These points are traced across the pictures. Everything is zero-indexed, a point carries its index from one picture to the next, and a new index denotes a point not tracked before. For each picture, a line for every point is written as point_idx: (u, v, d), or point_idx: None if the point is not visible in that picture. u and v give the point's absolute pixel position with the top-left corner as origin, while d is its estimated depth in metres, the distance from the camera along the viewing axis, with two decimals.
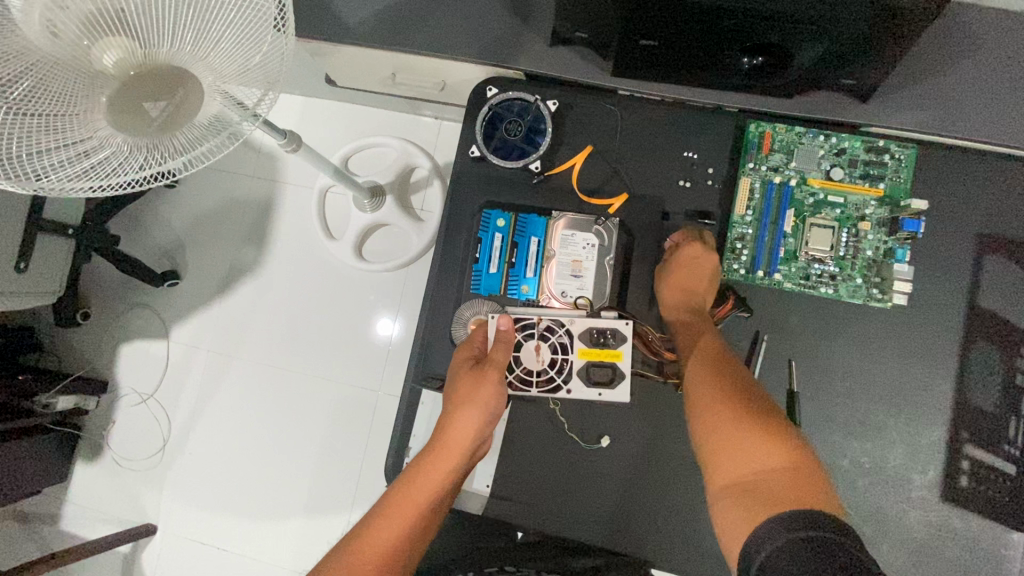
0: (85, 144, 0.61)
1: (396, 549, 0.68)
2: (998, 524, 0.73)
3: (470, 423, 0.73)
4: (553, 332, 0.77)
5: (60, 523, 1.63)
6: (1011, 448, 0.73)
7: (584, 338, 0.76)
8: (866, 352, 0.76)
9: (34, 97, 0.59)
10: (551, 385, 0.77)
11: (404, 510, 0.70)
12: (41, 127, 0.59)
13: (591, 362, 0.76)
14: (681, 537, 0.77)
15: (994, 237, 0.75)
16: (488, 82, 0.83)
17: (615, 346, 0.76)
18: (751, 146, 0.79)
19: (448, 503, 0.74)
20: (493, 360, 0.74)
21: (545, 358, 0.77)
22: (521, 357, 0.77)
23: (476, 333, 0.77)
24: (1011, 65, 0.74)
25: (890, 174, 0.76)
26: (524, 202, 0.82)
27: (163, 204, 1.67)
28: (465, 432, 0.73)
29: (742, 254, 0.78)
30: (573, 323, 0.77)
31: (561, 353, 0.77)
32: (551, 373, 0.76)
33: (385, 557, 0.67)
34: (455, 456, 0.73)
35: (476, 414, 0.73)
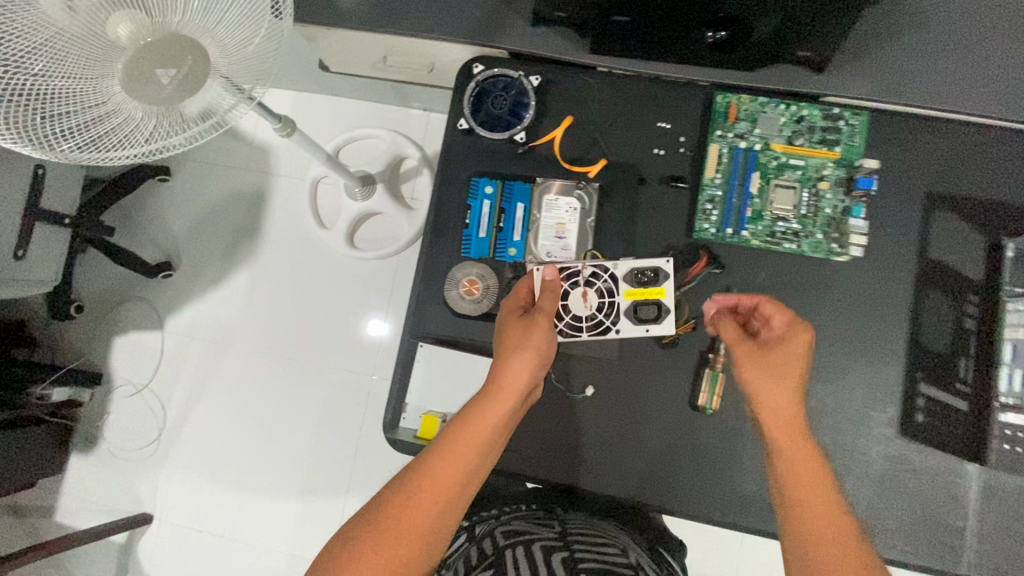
0: (98, 116, 0.69)
1: (454, 489, 0.64)
2: (951, 456, 0.79)
3: (525, 367, 0.71)
4: (597, 277, 0.81)
5: (55, 515, 1.62)
6: (963, 386, 0.80)
7: (629, 279, 0.81)
8: (827, 302, 0.82)
9: (52, 72, 0.65)
10: (600, 327, 0.81)
11: (464, 448, 0.66)
12: (57, 100, 0.66)
13: (638, 302, 0.81)
14: (663, 479, 0.83)
15: (943, 193, 0.82)
16: (474, 61, 0.90)
17: (658, 283, 0.80)
18: (718, 116, 0.85)
19: (498, 450, 0.71)
20: (542, 307, 0.76)
21: (592, 303, 0.81)
22: (568, 304, 0.81)
23: (522, 285, 0.80)
24: (959, 34, 0.80)
25: (845, 139, 0.83)
26: (510, 172, 0.88)
27: (154, 196, 1.68)
28: (520, 375, 0.71)
29: (712, 215, 0.84)
30: (617, 265, 0.81)
31: (607, 296, 0.81)
32: (600, 315, 0.81)
33: (444, 496, 0.64)
34: (511, 398, 0.70)
35: (530, 358, 0.71)
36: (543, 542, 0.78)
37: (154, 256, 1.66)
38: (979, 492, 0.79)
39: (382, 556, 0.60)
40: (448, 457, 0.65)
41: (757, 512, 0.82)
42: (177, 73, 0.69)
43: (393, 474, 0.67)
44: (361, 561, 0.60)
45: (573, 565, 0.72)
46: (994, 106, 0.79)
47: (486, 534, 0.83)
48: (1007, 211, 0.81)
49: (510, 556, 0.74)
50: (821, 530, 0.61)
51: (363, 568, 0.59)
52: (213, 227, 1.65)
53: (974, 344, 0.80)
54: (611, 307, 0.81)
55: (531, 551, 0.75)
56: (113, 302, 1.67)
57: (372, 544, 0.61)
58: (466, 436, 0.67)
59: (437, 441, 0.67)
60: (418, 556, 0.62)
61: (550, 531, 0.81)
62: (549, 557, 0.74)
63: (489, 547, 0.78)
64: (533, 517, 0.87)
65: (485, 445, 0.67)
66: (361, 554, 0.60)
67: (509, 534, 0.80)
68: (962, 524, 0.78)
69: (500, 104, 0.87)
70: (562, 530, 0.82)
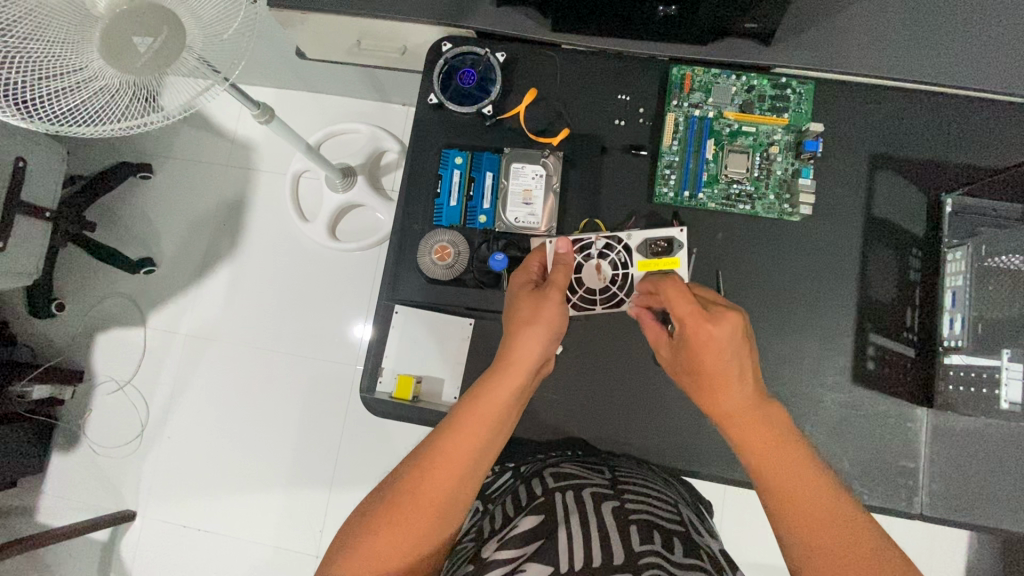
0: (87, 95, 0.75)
1: (470, 463, 0.65)
2: (903, 401, 0.83)
3: (534, 342, 0.73)
4: (610, 249, 0.86)
5: (35, 515, 1.59)
6: (909, 334, 0.84)
7: (641, 250, 0.85)
8: (782, 259, 0.87)
9: (47, 56, 0.72)
10: (613, 298, 0.86)
11: (478, 422, 0.67)
12: (51, 79, 0.73)
13: (652, 272, 0.85)
14: (631, 431, 0.86)
15: (884, 155, 0.87)
16: (442, 40, 0.94)
17: (672, 254, 0.85)
18: (674, 87, 0.90)
19: (510, 426, 0.73)
20: (553, 281, 0.78)
21: (606, 275, 0.85)
22: (582, 278, 0.86)
23: (533, 259, 0.82)
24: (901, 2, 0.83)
25: (793, 106, 0.88)
26: (477, 143, 0.93)
27: (135, 193, 1.69)
28: (530, 349, 0.73)
29: (670, 179, 0.89)
30: (630, 237, 0.85)
31: (621, 268, 0.85)
32: (612, 288, 0.86)
33: (460, 471, 0.64)
34: (522, 372, 0.72)
35: (540, 333, 0.74)
36: (595, 488, 0.74)
37: (136, 252, 1.66)
38: (930, 435, 0.82)
39: (400, 530, 0.60)
40: (463, 431, 0.66)
41: (722, 462, 0.85)
42: (153, 43, 0.74)
43: (408, 451, 0.67)
44: (381, 532, 0.60)
45: (624, 517, 0.69)
46: (937, 70, 0.83)
47: (534, 474, 0.81)
48: (944, 169, 0.87)
49: (560, 500, 0.72)
50: (797, 492, 0.62)
51: (384, 538, 0.60)
52: (195, 222, 1.66)
53: (918, 294, 0.85)
54: (623, 279, 0.86)
55: (582, 497, 0.72)
56: (94, 299, 1.66)
57: (391, 519, 0.61)
58: (481, 407, 0.68)
59: (452, 417, 0.68)
60: (436, 528, 0.62)
61: (601, 478, 0.78)
62: (599, 505, 0.71)
63: (539, 489, 0.76)
64: (587, 463, 0.83)
65: (499, 418, 0.69)
66: (383, 525, 0.60)
67: (560, 476, 0.77)
68: (915, 466, 0.82)
69: (468, 80, 0.92)
70: (613, 477, 0.79)
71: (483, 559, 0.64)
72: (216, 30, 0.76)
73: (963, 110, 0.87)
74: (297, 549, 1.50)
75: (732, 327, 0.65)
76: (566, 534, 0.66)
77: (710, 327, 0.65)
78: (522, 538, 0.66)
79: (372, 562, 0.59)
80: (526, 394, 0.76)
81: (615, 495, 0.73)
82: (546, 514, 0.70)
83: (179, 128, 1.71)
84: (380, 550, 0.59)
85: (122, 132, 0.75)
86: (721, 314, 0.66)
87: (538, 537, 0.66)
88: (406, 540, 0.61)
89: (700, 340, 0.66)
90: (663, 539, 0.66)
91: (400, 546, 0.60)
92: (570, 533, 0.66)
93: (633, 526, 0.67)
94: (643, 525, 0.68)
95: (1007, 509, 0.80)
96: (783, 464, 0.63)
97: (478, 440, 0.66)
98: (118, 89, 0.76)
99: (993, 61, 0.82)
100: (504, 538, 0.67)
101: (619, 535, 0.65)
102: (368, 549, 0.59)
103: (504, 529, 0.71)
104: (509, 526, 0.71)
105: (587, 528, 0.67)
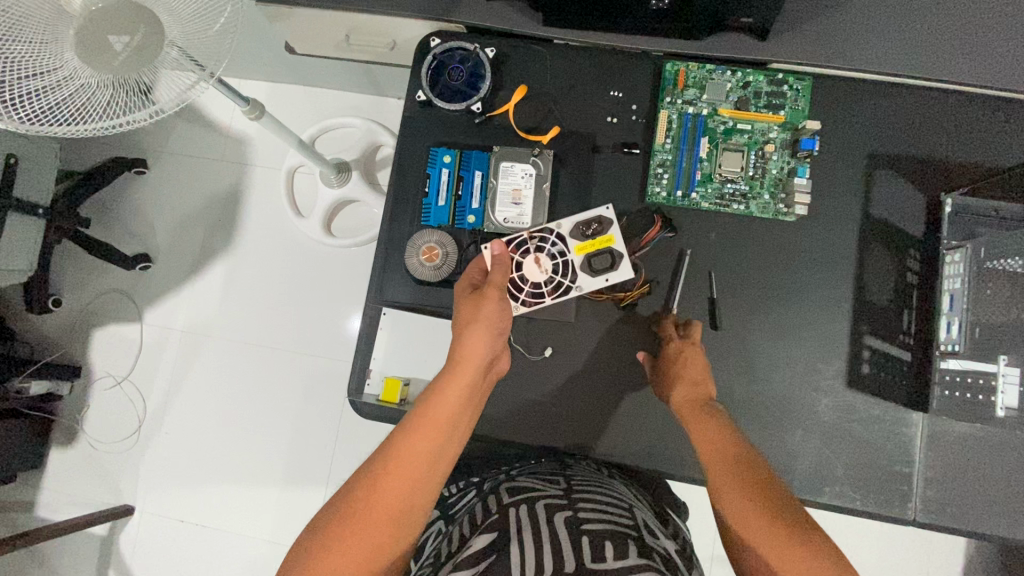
0: (74, 94, 0.74)
1: (426, 467, 0.64)
2: (897, 406, 0.82)
3: (482, 341, 0.73)
4: (544, 242, 0.84)
5: (35, 509, 1.60)
6: (905, 337, 0.83)
7: (575, 235, 0.83)
8: (776, 259, 0.85)
9: (29, 56, 0.71)
10: (561, 288, 0.83)
11: (431, 424, 0.66)
12: (37, 80, 0.72)
13: (591, 254, 0.83)
14: (621, 435, 0.85)
15: (883, 154, 0.85)
16: (431, 35, 0.92)
17: (605, 233, 0.83)
18: (668, 83, 0.88)
19: (466, 428, 0.72)
20: (493, 281, 0.78)
21: (546, 266, 0.83)
22: (522, 274, 0.83)
23: (473, 267, 0.81)
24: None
25: (790, 103, 0.86)
26: (467, 141, 0.91)
27: (130, 188, 1.68)
28: (478, 348, 0.73)
29: (663, 178, 0.87)
30: (560, 225, 0.84)
31: (560, 256, 0.83)
32: (557, 276, 0.83)
33: (415, 475, 0.63)
34: (472, 372, 0.71)
35: (487, 332, 0.74)
36: (548, 500, 0.73)
37: (132, 248, 1.65)
38: (924, 440, 0.81)
39: (357, 542, 0.59)
40: (418, 432, 0.65)
41: None
42: (131, 41, 0.72)
43: (361, 461, 0.65)
44: (338, 546, 0.58)
45: (576, 526, 0.68)
46: (939, 66, 0.80)
47: (492, 490, 0.80)
48: (944, 168, 0.84)
49: (514, 515, 0.70)
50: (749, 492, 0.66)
51: (341, 552, 0.58)
52: (190, 218, 1.66)
53: (915, 297, 0.83)
54: (565, 266, 0.84)
55: (535, 510, 0.71)
56: (90, 295, 1.66)
57: (347, 530, 0.59)
58: (435, 409, 0.67)
59: (404, 423, 0.67)
60: (395, 536, 0.61)
61: (557, 488, 0.77)
62: (553, 517, 0.70)
63: (494, 505, 0.75)
64: (544, 475, 0.82)
65: (452, 420, 0.68)
66: (340, 540, 0.59)
67: (515, 491, 0.76)
68: (909, 472, 0.81)
69: (457, 77, 0.89)
70: (568, 487, 0.77)
71: None
72: (201, 29, 0.76)
73: (965, 108, 0.85)
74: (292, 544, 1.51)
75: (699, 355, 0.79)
76: (518, 548, 0.64)
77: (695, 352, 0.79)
78: (475, 556, 0.64)
79: None
80: (479, 395, 0.75)
81: (569, 505, 0.72)
82: (498, 530, 0.68)
83: (174, 123, 1.69)
84: (337, 564, 0.58)
85: (108, 131, 0.75)
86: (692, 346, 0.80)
87: (491, 553, 0.64)
88: (364, 551, 0.59)
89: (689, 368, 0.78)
90: (616, 542, 0.64)
91: (359, 558, 0.59)
92: (524, 547, 0.64)
93: (586, 535, 0.66)
94: (595, 532, 0.66)
95: (1002, 516, 0.79)
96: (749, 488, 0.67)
97: (432, 443, 0.65)
98: (98, 87, 0.75)
99: (998, 56, 0.79)
100: (456, 560, 0.65)
101: (571, 544, 0.64)
102: (326, 564, 0.57)
103: (459, 549, 0.69)
104: (463, 545, 0.69)
105: (539, 540, 0.65)
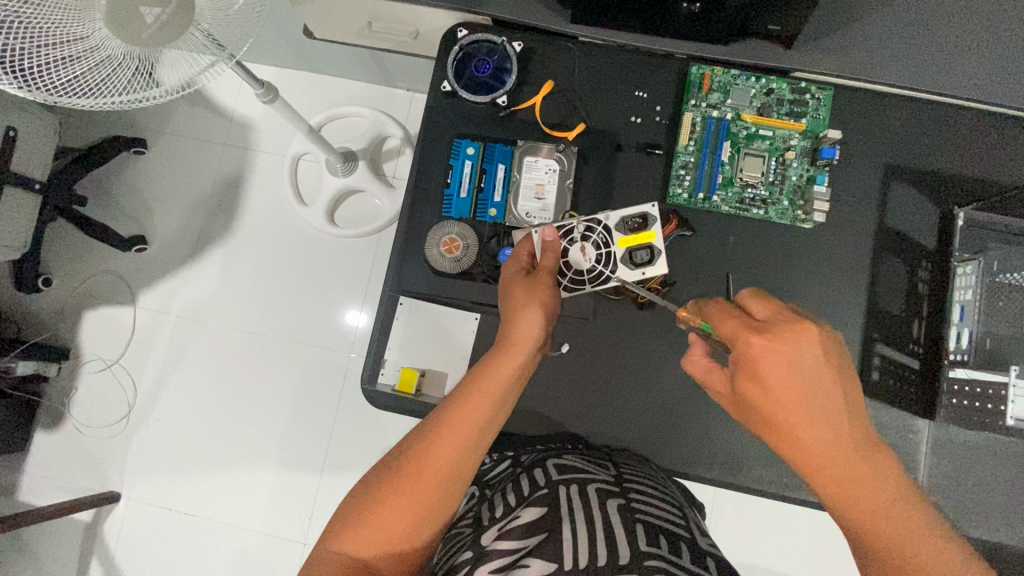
0: (92, 68, 0.73)
1: (475, 437, 0.65)
2: (905, 413, 0.83)
3: (537, 323, 0.71)
4: (591, 229, 0.83)
5: (16, 494, 1.55)
6: (915, 346, 0.84)
7: (620, 228, 0.83)
8: (792, 264, 0.87)
9: (46, 26, 0.69)
10: (603, 278, 0.83)
11: (483, 398, 0.66)
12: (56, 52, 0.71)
13: (633, 248, 0.82)
14: (633, 430, 0.86)
15: (899, 166, 0.87)
16: (458, 26, 0.91)
17: (648, 228, 0.82)
18: (693, 86, 0.89)
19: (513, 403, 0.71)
20: (545, 267, 0.77)
21: (591, 257, 0.82)
22: (569, 261, 0.83)
23: (522, 246, 0.81)
24: (928, 10, 0.82)
25: (811, 112, 0.87)
26: (489, 134, 0.91)
27: (127, 168, 1.64)
28: (531, 329, 0.71)
29: (685, 180, 0.88)
30: (607, 216, 0.83)
31: (604, 247, 0.83)
32: (598, 267, 0.83)
33: (464, 444, 0.64)
34: (526, 351, 0.69)
35: (541, 314, 0.71)
36: (600, 484, 0.73)
37: (128, 229, 1.61)
38: (929, 446, 0.83)
39: (405, 503, 0.61)
40: (468, 405, 0.65)
41: (722, 466, 0.85)
42: (161, 14, 0.71)
43: (414, 425, 0.67)
44: (387, 504, 0.61)
45: (630, 515, 0.68)
46: (956, 84, 0.82)
47: (536, 464, 0.79)
48: (956, 182, 0.86)
49: (564, 493, 0.71)
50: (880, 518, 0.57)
51: (390, 508, 0.61)
52: (190, 201, 1.62)
53: (925, 306, 0.85)
54: (607, 257, 0.83)
55: (586, 492, 0.71)
56: (83, 275, 1.61)
57: (398, 490, 0.62)
58: (486, 384, 0.67)
59: (456, 393, 0.67)
60: (441, 501, 0.63)
61: (606, 474, 0.76)
62: (605, 502, 0.70)
63: (542, 480, 0.75)
64: (591, 457, 0.81)
65: (504, 395, 0.67)
66: (388, 499, 0.61)
67: (565, 469, 0.75)
68: (915, 476, 0.82)
69: (484, 70, 0.90)
70: (618, 474, 0.77)
71: (483, 548, 0.65)
72: (225, 5, 0.74)
73: (978, 125, 0.87)
74: (282, 536, 1.49)
75: (813, 344, 0.57)
76: (571, 530, 0.65)
77: (790, 337, 0.57)
78: (524, 530, 0.66)
79: (379, 533, 0.61)
80: (530, 372, 0.74)
81: (620, 493, 0.72)
82: (549, 506, 0.69)
83: (176, 105, 1.66)
84: (386, 520, 0.61)
85: (128, 105, 0.74)
86: (784, 330, 0.57)
87: (540, 529, 0.66)
88: (411, 510, 0.61)
89: (755, 353, 0.58)
90: (670, 544, 0.66)
91: (407, 517, 0.61)
92: (575, 530, 0.65)
93: (639, 526, 0.67)
94: (649, 527, 0.67)
95: (999, 521, 0.81)
96: (869, 497, 0.57)
97: (483, 415, 0.65)
98: (121, 60, 0.74)
99: (1011, 76, 0.82)
100: (505, 527, 0.68)
101: (624, 532, 0.65)
102: (377, 518, 0.61)
103: (506, 516, 0.71)
104: (510, 515, 0.70)
105: (592, 523, 0.66)
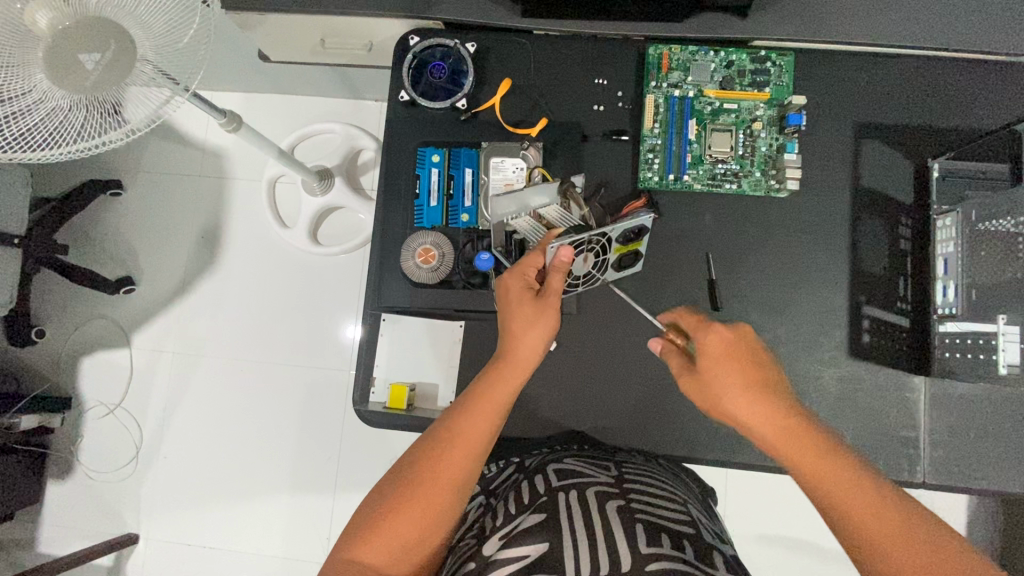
0: (46, 119, 0.73)
1: (484, 445, 0.66)
2: (900, 372, 0.83)
3: (538, 343, 0.73)
4: (593, 243, 0.77)
5: (36, 546, 1.56)
6: (902, 303, 0.84)
7: (619, 240, 0.78)
8: (771, 236, 0.86)
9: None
10: (591, 279, 0.84)
11: (490, 406, 0.68)
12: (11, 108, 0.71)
13: (623, 255, 0.82)
14: (630, 420, 0.85)
15: (869, 124, 0.86)
16: (410, 33, 0.90)
17: (641, 238, 0.80)
18: (652, 67, 0.87)
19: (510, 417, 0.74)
20: (552, 288, 0.73)
21: (589, 264, 0.80)
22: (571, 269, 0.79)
23: (533, 261, 0.75)
24: None
25: (774, 79, 0.86)
26: (454, 139, 0.90)
27: (106, 211, 1.63)
28: (532, 348, 0.72)
29: (654, 163, 0.87)
30: (611, 231, 0.76)
31: (601, 255, 0.80)
32: (592, 273, 0.82)
33: (475, 452, 0.65)
34: (527, 369, 0.72)
35: (543, 334, 0.73)
36: (599, 487, 0.73)
37: (114, 273, 1.61)
38: (927, 402, 0.82)
39: (420, 512, 0.61)
40: (475, 413, 0.67)
41: (723, 445, 0.84)
42: (101, 58, 0.70)
43: (422, 433, 0.67)
44: (401, 512, 0.61)
45: (629, 516, 0.68)
46: (914, 35, 0.81)
47: (537, 469, 0.78)
48: (928, 135, 0.85)
49: (564, 500, 0.70)
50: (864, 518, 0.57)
51: (405, 517, 0.61)
52: (173, 237, 1.62)
53: (909, 262, 0.84)
54: (600, 264, 0.81)
55: (586, 497, 0.71)
56: (76, 323, 1.61)
57: (413, 498, 0.62)
58: (492, 395, 0.68)
59: (461, 403, 0.69)
60: (452, 507, 0.63)
61: (606, 475, 0.76)
62: (603, 504, 0.69)
63: (542, 487, 0.74)
64: (591, 458, 0.81)
65: (507, 405, 0.69)
66: (403, 507, 0.61)
67: (565, 474, 0.75)
68: (916, 435, 0.82)
69: (439, 74, 0.88)
70: (618, 475, 0.77)
71: (486, 559, 0.64)
72: (169, 41, 0.74)
73: (944, 73, 0.86)
74: (301, 558, 1.49)
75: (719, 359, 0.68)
76: (570, 538, 0.64)
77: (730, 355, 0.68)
78: (524, 537, 0.65)
79: (392, 545, 0.60)
80: None
81: (620, 494, 0.72)
82: (549, 513, 0.68)
83: (147, 142, 1.65)
84: (401, 527, 0.60)
85: (86, 151, 0.73)
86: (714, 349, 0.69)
87: (541, 537, 0.65)
88: (427, 518, 0.61)
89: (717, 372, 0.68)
90: (671, 542, 0.65)
91: (421, 525, 0.61)
92: (574, 537, 0.64)
93: (639, 526, 0.66)
94: (649, 526, 0.66)
95: (1005, 471, 0.80)
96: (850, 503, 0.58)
97: (489, 425, 0.67)
98: (73, 108, 0.73)
99: (972, 21, 0.80)
100: (506, 537, 0.67)
101: (624, 535, 0.64)
102: (391, 527, 0.60)
103: (508, 524, 0.70)
104: (511, 524, 0.69)
105: (592, 531, 0.65)
